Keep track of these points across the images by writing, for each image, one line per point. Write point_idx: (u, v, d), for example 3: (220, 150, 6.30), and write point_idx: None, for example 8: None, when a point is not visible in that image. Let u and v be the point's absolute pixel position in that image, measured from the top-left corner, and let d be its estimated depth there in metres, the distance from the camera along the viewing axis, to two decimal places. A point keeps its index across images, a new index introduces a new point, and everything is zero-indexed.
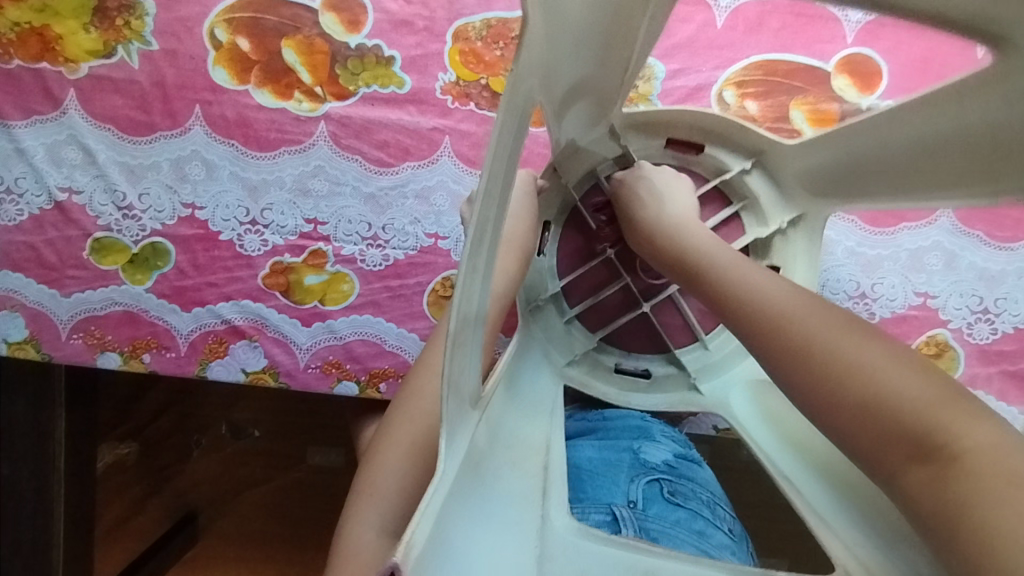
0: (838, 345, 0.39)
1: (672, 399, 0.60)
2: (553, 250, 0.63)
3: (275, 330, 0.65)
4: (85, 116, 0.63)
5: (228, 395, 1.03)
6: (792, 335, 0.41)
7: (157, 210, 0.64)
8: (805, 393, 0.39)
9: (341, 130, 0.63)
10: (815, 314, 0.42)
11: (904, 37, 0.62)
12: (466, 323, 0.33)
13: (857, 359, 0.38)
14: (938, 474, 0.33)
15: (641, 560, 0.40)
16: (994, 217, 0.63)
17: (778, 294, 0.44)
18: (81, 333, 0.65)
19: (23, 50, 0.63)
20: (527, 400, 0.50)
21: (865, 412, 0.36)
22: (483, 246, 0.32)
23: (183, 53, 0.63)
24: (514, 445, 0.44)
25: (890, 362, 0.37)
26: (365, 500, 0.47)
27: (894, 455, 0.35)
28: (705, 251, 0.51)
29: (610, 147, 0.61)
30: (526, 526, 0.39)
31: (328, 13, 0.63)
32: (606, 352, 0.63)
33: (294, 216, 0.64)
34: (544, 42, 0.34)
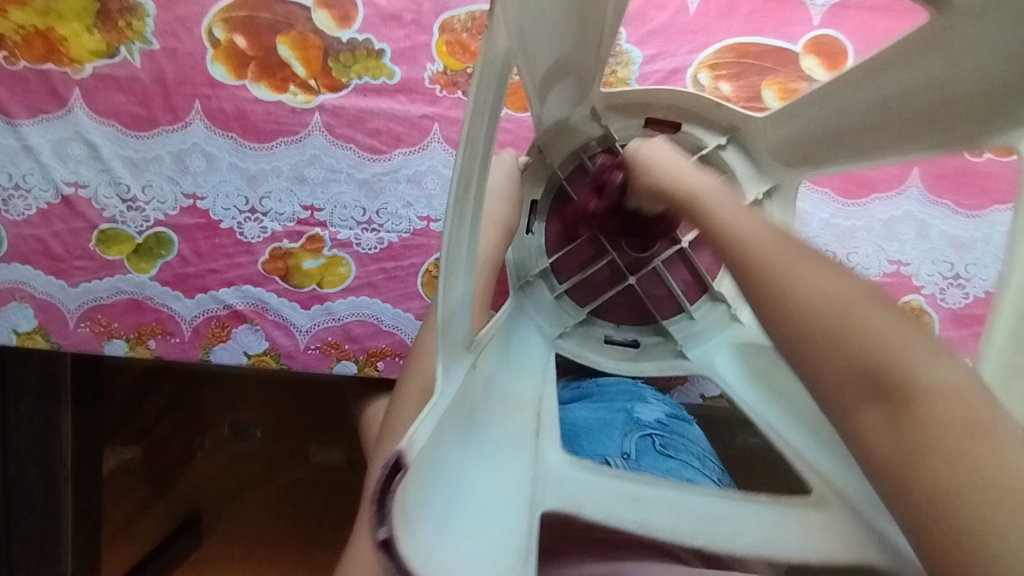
0: (817, 285, 0.40)
1: (658, 364, 0.63)
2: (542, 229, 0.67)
3: (276, 313, 0.68)
4: (89, 113, 0.66)
5: (226, 398, 1.04)
6: (798, 288, 0.40)
7: (160, 202, 0.67)
8: (795, 341, 0.40)
9: (335, 120, 0.66)
10: (796, 258, 0.42)
11: (867, 18, 0.66)
12: (455, 270, 0.36)
13: (851, 313, 0.38)
14: (903, 422, 0.35)
15: (627, 487, 0.42)
16: (961, 186, 0.67)
17: (772, 244, 0.43)
18: (88, 322, 0.68)
19: (28, 51, 0.65)
20: (518, 360, 0.52)
21: (845, 364, 0.38)
22: (467, 200, 0.35)
23: (183, 50, 0.66)
24: (508, 397, 0.47)
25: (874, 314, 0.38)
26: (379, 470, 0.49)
27: (863, 403, 0.37)
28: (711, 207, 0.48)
29: (593, 129, 0.64)
30: (519, 460, 0.43)
31: (320, 10, 0.66)
32: (598, 325, 0.66)
33: (291, 203, 0.67)
34: (516, 23, 0.37)
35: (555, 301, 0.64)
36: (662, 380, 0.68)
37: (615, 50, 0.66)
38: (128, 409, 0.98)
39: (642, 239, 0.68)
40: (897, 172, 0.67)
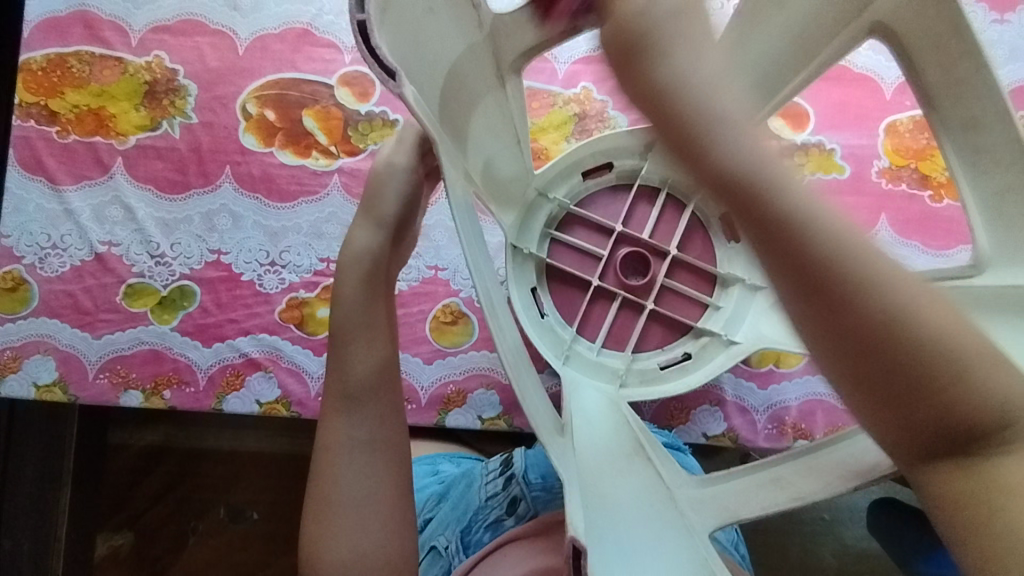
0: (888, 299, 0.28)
1: (719, 363, 0.64)
2: (552, 306, 0.67)
3: (290, 361, 0.70)
4: (129, 179, 0.73)
5: (226, 475, 1.04)
6: (885, 317, 0.28)
7: (186, 257, 0.72)
8: (852, 376, 0.29)
9: (352, 181, 0.73)
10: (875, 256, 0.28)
11: (824, 85, 0.74)
12: (493, 309, 0.41)
13: (934, 336, 0.28)
14: (972, 482, 0.30)
15: (767, 471, 0.45)
16: (928, 228, 0.71)
17: (840, 226, 0.28)
18: (106, 373, 0.70)
19: (80, 127, 0.73)
20: (589, 393, 0.57)
21: (918, 410, 0.29)
22: (470, 235, 0.41)
23: (218, 124, 0.74)
24: (597, 418, 0.52)
25: (955, 323, 0.28)
26: (331, 448, 0.52)
27: (910, 453, 0.31)
28: (755, 156, 0.27)
29: (545, 207, 0.66)
30: (656, 495, 0.45)
31: (342, 87, 0.74)
32: (643, 359, 0.66)
33: (309, 256, 0.72)
34: (428, 90, 0.41)
35: (597, 360, 0.64)
36: (665, 418, 0.71)
37: (603, 116, 0.74)
38: (121, 492, 1.02)
39: (637, 267, 0.68)
40: (868, 218, 0.71)
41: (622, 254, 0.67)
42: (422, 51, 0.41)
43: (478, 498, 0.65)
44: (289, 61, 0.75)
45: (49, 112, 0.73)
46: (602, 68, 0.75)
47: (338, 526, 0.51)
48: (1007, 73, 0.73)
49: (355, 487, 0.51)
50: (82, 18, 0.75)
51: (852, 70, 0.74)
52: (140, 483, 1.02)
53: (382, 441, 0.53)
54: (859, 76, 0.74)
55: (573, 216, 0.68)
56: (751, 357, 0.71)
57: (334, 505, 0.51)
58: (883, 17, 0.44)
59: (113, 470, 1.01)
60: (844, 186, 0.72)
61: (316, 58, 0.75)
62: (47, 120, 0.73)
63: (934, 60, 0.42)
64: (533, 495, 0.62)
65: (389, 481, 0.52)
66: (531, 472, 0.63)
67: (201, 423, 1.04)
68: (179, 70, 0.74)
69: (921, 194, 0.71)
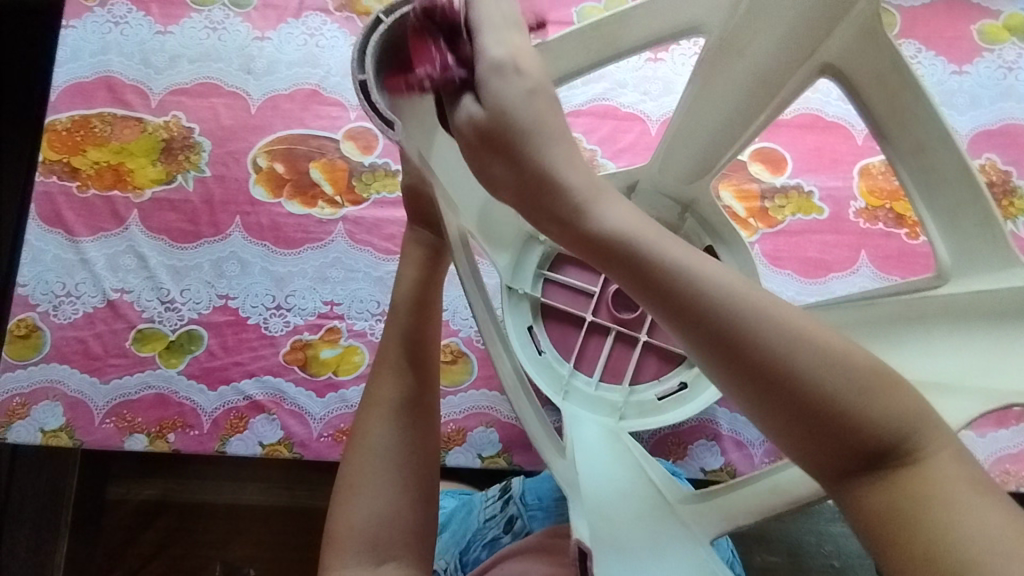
0: (784, 335, 0.31)
1: (712, 394, 0.65)
2: (549, 344, 0.69)
3: (292, 402, 0.72)
4: (143, 230, 0.77)
5: (224, 531, 1.02)
6: (773, 354, 0.31)
7: (195, 302, 0.75)
8: (742, 381, 0.32)
9: (356, 228, 0.77)
10: (764, 303, 0.32)
11: (798, 132, 0.78)
12: (493, 338, 0.43)
13: (823, 371, 0.31)
14: (883, 491, 0.32)
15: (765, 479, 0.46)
16: (906, 264, 0.74)
17: (720, 281, 0.32)
18: (113, 418, 0.72)
19: (99, 182, 0.77)
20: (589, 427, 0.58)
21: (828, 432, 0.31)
22: (468, 263, 0.43)
23: (230, 177, 0.78)
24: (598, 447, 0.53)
25: (825, 346, 0.31)
26: (373, 408, 0.51)
27: (836, 467, 0.32)
28: (634, 223, 0.33)
29: (537, 249, 0.69)
30: (662, 517, 0.45)
31: (347, 142, 0.79)
32: (641, 391, 0.67)
33: (313, 299, 0.75)
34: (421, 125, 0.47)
35: (595, 393, 0.65)
36: (664, 452, 0.71)
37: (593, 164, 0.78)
38: (114, 551, 1.00)
39: (630, 305, 0.71)
40: (848, 255, 0.74)
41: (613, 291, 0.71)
42: None
43: (477, 521, 0.66)
44: (297, 118, 0.80)
45: (70, 169, 0.77)
46: (590, 120, 0.80)
47: (369, 489, 0.49)
48: (967, 119, 0.78)
49: (392, 450, 0.49)
50: (106, 83, 0.80)
51: (824, 118, 0.79)
52: (136, 539, 1.01)
53: (422, 408, 0.51)
54: (830, 123, 0.79)
55: (568, 256, 0.70)
56: None
57: (369, 467, 0.49)
58: (832, 59, 0.51)
59: (107, 528, 1.00)
60: (824, 226, 0.76)
61: (323, 115, 0.80)
62: (68, 176, 0.77)
63: (878, 97, 0.49)
64: (528, 514, 0.63)
65: (427, 449, 0.51)
66: (529, 494, 0.64)
67: (199, 474, 1.02)
68: (195, 128, 0.79)
69: (897, 231, 0.75)
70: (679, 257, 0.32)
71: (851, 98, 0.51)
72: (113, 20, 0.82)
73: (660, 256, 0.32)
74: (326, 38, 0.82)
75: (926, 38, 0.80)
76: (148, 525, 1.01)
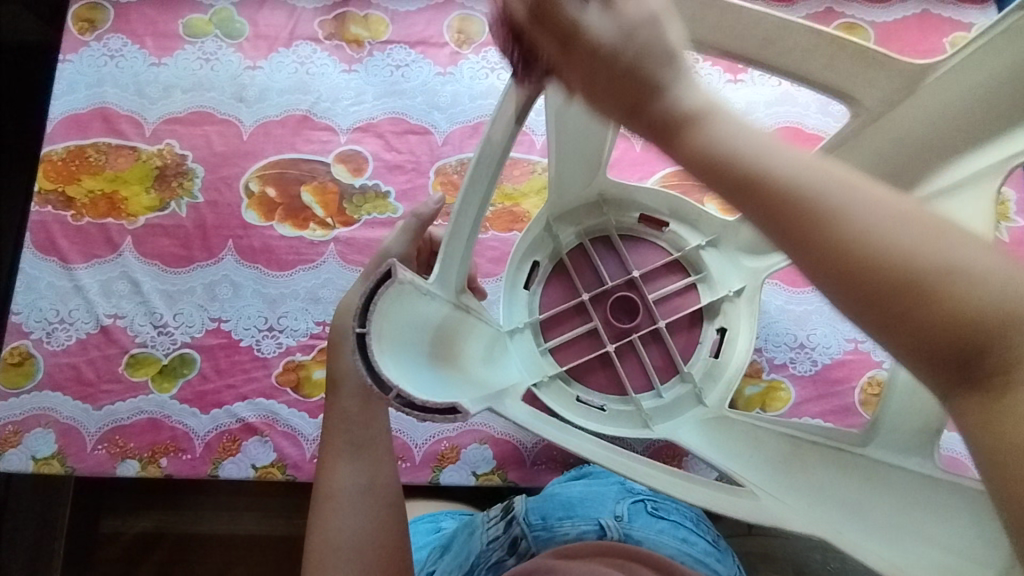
0: (864, 211, 0.26)
1: (753, 311, 0.67)
2: (579, 384, 0.68)
3: (285, 424, 0.72)
4: (137, 256, 0.78)
5: (218, 563, 1.00)
6: (841, 218, 0.26)
7: (188, 325, 0.75)
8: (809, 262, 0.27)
9: (347, 249, 0.78)
10: (843, 175, 0.27)
11: None
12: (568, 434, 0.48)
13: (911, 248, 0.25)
14: (997, 413, 0.24)
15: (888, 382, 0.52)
16: None
17: (822, 169, 0.28)
18: (105, 444, 0.71)
19: (93, 210, 0.79)
20: (687, 428, 0.61)
21: (928, 325, 0.25)
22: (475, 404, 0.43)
23: (222, 202, 0.79)
24: (716, 441, 0.57)
25: (927, 232, 0.25)
26: (329, 500, 0.52)
27: (940, 373, 0.25)
28: (714, 114, 0.30)
29: (521, 314, 0.69)
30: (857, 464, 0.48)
31: (338, 164, 0.81)
32: (694, 361, 0.67)
33: (306, 320, 0.75)
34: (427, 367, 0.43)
35: (663, 398, 0.66)
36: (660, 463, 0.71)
37: None
38: None
39: (627, 310, 0.70)
40: None
41: (611, 301, 0.69)
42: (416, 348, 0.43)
43: (478, 544, 0.59)
44: (289, 143, 0.81)
45: (66, 198, 0.79)
46: None
47: None
48: None
49: (350, 535, 0.51)
50: (101, 114, 0.82)
51: (804, 131, 0.81)
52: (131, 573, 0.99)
53: (378, 489, 0.53)
54: (811, 135, 0.80)
55: (546, 317, 0.69)
56: (737, 402, 0.72)
57: (331, 567, 0.50)
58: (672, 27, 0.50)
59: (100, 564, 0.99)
60: None
61: (314, 139, 0.82)
62: (64, 205, 0.78)
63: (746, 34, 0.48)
64: (534, 534, 0.58)
65: (387, 526, 0.52)
66: (532, 513, 0.60)
67: (195, 505, 1.01)
68: (188, 156, 0.81)
69: None
70: (749, 144, 0.29)
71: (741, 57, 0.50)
72: (109, 53, 0.84)
73: (763, 150, 0.29)
74: (317, 65, 0.84)
75: (900, 51, 0.83)
76: (141, 560, 0.99)
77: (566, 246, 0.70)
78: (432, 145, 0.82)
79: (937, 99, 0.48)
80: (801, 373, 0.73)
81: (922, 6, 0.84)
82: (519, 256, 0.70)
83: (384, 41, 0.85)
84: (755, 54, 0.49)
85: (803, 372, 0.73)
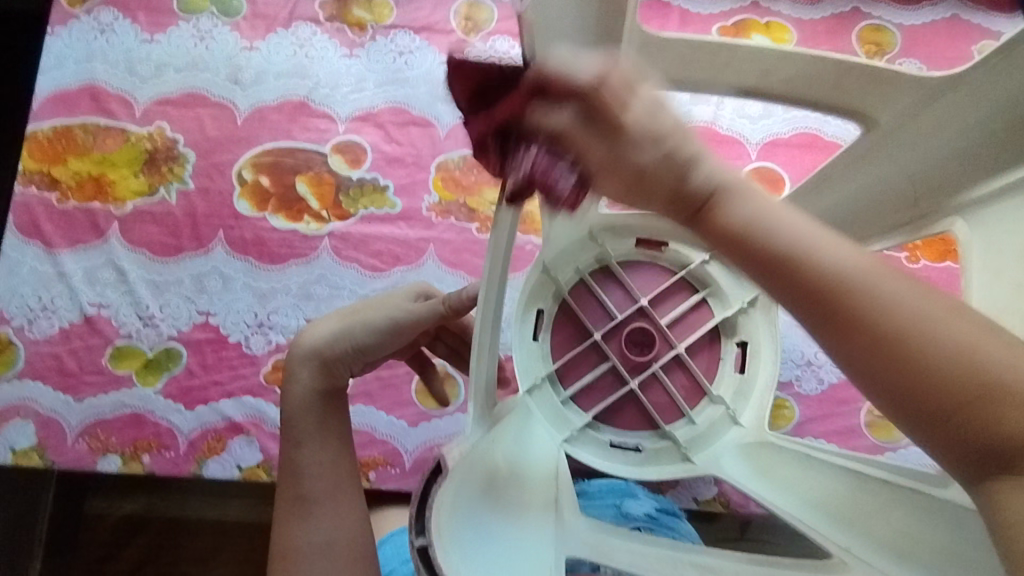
0: (909, 317, 0.26)
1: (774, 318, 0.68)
2: (610, 426, 0.67)
3: (273, 425, 0.70)
4: (123, 243, 0.75)
5: (206, 547, 0.99)
6: (885, 331, 0.26)
7: (175, 318, 0.72)
8: (862, 365, 0.26)
9: (342, 244, 0.75)
10: (883, 272, 0.27)
11: (797, 152, 0.76)
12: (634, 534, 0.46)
13: (945, 355, 0.25)
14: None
15: None
16: None
17: (870, 265, 0.27)
18: (86, 438, 0.69)
19: (79, 193, 0.75)
20: (730, 458, 0.61)
21: (952, 430, 0.25)
22: None
23: (214, 190, 0.76)
24: (767, 478, 0.56)
25: (966, 331, 0.25)
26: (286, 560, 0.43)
27: (961, 464, 0.26)
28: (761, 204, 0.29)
29: (539, 368, 0.67)
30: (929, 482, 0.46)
31: (335, 155, 0.77)
32: (718, 382, 0.67)
33: (297, 317, 0.73)
34: (489, 548, 0.40)
35: (695, 424, 0.66)
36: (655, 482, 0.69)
37: None
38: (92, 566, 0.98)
39: (640, 341, 0.69)
40: None
41: (629, 330, 0.69)
42: (471, 529, 0.40)
43: None
44: (285, 130, 0.78)
45: (50, 179, 0.75)
46: None
47: None
48: None
49: None
50: (89, 92, 0.78)
51: (823, 138, 0.77)
52: (116, 556, 0.98)
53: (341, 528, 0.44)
54: (830, 143, 0.77)
55: (561, 364, 0.68)
56: None
57: None
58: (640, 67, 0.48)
59: (87, 543, 0.98)
60: None
61: (311, 127, 0.78)
62: (48, 187, 0.75)
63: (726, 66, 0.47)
64: None
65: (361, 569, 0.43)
66: None
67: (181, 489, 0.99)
68: (179, 139, 0.77)
69: (897, 255, 0.73)
70: (789, 241, 0.28)
71: (735, 90, 0.49)
72: (99, 27, 0.80)
73: (790, 231, 0.28)
74: (316, 49, 0.80)
75: (927, 57, 0.79)
76: (127, 543, 0.98)
77: (567, 283, 0.69)
78: (434, 138, 0.78)
79: (964, 120, 0.42)
80: (807, 392, 0.71)
81: (953, 10, 0.80)
82: (524, 302, 0.68)
83: (388, 26, 0.81)
84: (757, 84, 0.48)
85: (809, 392, 0.71)
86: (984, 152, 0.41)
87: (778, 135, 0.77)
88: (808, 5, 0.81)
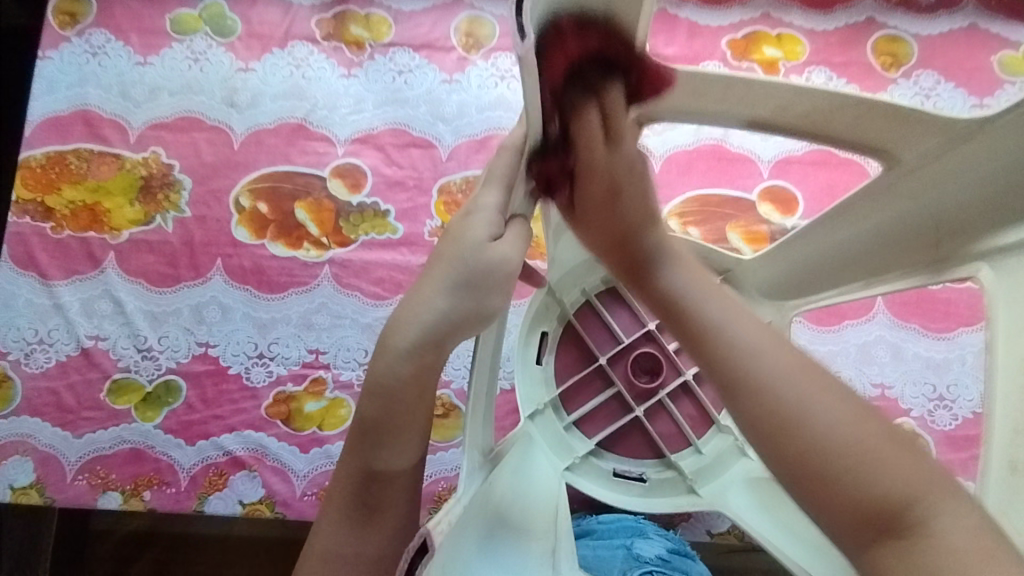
0: (790, 391, 0.36)
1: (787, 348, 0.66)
2: (613, 453, 0.66)
3: (275, 459, 0.68)
4: (120, 273, 0.73)
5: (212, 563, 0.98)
6: (785, 406, 0.36)
7: (174, 350, 0.71)
8: (751, 426, 0.37)
9: (343, 272, 0.73)
10: (776, 350, 0.39)
11: (810, 170, 0.74)
12: None
13: (822, 425, 0.35)
14: (901, 552, 0.31)
15: None
16: (924, 310, 0.70)
17: (754, 336, 0.40)
18: (85, 475, 0.68)
19: (74, 222, 0.74)
20: (734, 491, 0.60)
21: (828, 495, 0.34)
22: None
23: (211, 217, 0.74)
24: (772, 518, 0.55)
25: (837, 413, 0.35)
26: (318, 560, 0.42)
27: (841, 516, 0.34)
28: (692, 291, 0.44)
29: (542, 394, 0.65)
30: None
31: (334, 179, 0.75)
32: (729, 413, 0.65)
33: (298, 347, 0.71)
34: None
35: (703, 455, 0.64)
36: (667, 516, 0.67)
37: None
38: None
39: (648, 368, 0.67)
40: (863, 301, 0.71)
41: (637, 354, 0.67)
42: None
43: None
44: (283, 154, 0.76)
45: (44, 208, 0.74)
46: None
47: None
48: None
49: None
50: (82, 117, 0.76)
51: (837, 155, 0.74)
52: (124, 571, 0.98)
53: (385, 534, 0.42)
54: (845, 161, 0.74)
55: (566, 389, 0.66)
56: None
57: None
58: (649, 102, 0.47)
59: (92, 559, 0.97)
60: None
61: (309, 151, 0.76)
62: (42, 216, 0.73)
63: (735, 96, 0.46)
64: None
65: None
66: None
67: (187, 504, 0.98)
68: (175, 165, 0.76)
69: None
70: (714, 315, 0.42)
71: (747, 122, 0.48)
72: (91, 50, 0.78)
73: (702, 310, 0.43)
74: (313, 69, 0.78)
75: (945, 69, 0.76)
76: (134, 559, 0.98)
77: (572, 305, 0.67)
78: (436, 160, 0.76)
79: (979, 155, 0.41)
80: None
81: (971, 19, 0.78)
82: (529, 323, 0.66)
83: (386, 44, 0.79)
84: (772, 117, 0.47)
85: None
86: (1001, 201, 0.41)
87: (791, 153, 0.75)
88: (820, 15, 0.79)
